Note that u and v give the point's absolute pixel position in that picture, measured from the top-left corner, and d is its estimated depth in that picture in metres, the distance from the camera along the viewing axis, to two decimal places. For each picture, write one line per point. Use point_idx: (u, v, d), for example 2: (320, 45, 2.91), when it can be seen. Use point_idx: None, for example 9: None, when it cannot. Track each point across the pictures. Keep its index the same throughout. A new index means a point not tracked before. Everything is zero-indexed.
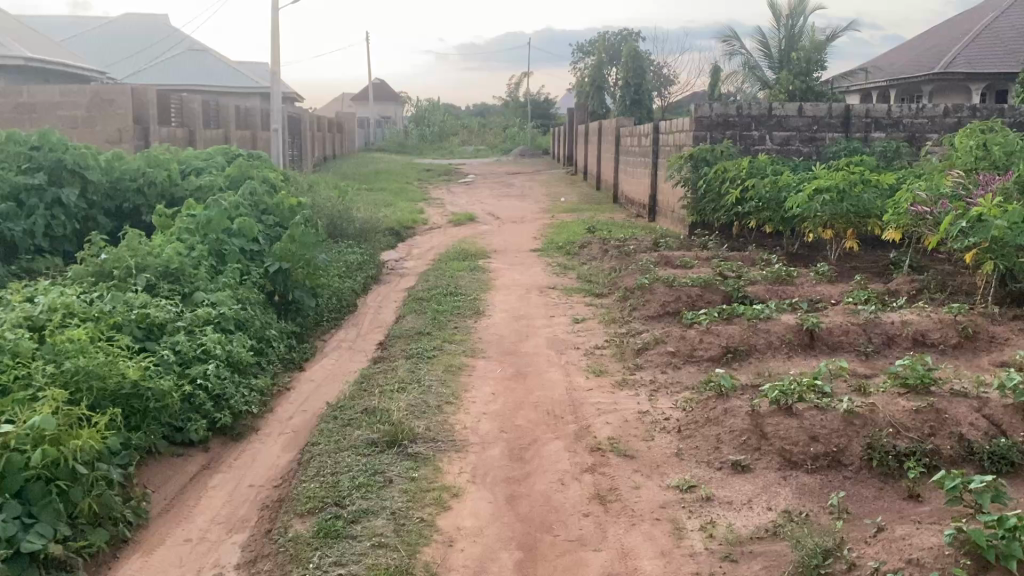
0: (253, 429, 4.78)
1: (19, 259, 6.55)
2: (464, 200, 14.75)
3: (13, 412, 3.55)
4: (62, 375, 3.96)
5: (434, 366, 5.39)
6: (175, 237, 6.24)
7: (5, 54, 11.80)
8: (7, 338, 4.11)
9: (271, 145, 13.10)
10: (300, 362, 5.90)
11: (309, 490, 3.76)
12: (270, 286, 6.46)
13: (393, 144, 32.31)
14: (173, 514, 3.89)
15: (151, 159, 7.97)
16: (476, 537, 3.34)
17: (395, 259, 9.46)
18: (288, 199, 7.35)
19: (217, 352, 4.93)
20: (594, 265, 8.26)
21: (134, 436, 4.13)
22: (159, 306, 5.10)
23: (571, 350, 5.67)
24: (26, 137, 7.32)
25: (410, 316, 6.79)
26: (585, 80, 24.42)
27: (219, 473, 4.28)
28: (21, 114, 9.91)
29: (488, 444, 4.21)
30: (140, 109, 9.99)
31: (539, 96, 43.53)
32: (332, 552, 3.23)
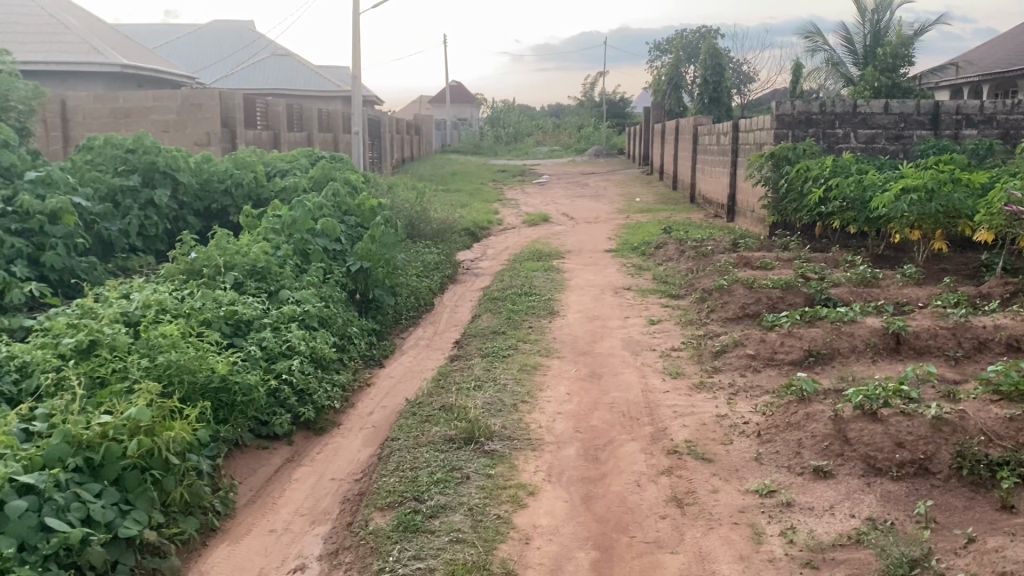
0: (335, 424, 4.91)
1: (115, 258, 6.83)
2: (538, 201, 14.80)
3: (111, 404, 3.72)
4: (155, 369, 4.13)
5: (509, 365, 5.43)
6: (262, 237, 6.44)
7: (102, 62, 12.32)
8: (105, 333, 4.31)
9: (352, 147, 13.39)
10: (380, 359, 6.03)
11: (388, 485, 3.84)
12: (352, 284, 6.62)
13: (468, 145, 32.58)
14: (259, 504, 4.02)
15: (238, 161, 8.24)
16: (553, 536, 3.36)
17: (471, 259, 9.56)
18: (368, 200, 7.50)
19: (301, 349, 5.08)
20: (670, 266, 8.19)
21: (222, 429, 4.29)
22: (246, 303, 5.28)
23: (647, 352, 5.64)
24: (121, 141, 7.60)
25: (486, 315, 6.85)
26: (662, 79, 24.22)
27: (303, 466, 4.41)
28: (118, 118, 10.18)
29: (564, 443, 4.22)
30: (228, 113, 10.37)
31: (615, 95, 43.32)
32: (411, 546, 3.29)
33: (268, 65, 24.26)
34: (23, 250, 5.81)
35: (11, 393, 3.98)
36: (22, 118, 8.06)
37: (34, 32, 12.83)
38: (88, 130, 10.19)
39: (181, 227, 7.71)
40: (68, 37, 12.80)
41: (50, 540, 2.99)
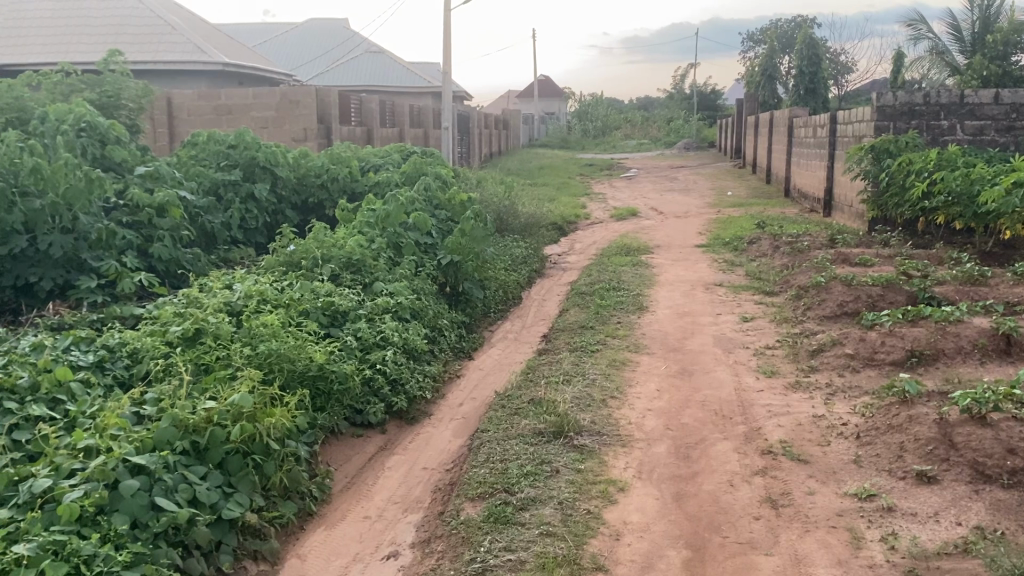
0: (426, 414, 4.98)
1: (218, 249, 7.08)
2: (626, 195, 14.67)
3: (216, 391, 3.88)
4: (257, 357, 4.28)
5: (598, 360, 5.41)
6: (357, 231, 6.60)
7: (205, 60, 12.74)
8: (209, 321, 4.50)
9: (442, 142, 13.56)
10: (469, 351, 6.09)
11: (479, 476, 3.88)
12: (442, 278, 6.70)
13: (555, 139, 32.52)
14: (354, 491, 4.12)
15: (334, 156, 8.44)
16: (643, 533, 3.33)
17: (558, 253, 9.55)
18: (459, 194, 7.57)
19: (394, 340, 5.18)
20: (764, 262, 8.01)
21: (320, 416, 4.42)
22: (342, 295, 5.42)
23: (740, 350, 5.53)
24: (224, 136, 7.89)
25: (574, 310, 6.84)
26: (756, 71, 23.68)
27: (396, 455, 4.49)
28: (220, 115, 10.54)
29: (654, 441, 4.18)
30: (324, 110, 10.63)
31: (706, 88, 42.57)
32: (502, 537, 3.32)
33: (361, 62, 24.72)
34: (133, 242, 6.10)
35: (123, 376, 4.18)
36: (133, 116, 8.46)
37: (143, 33, 13.50)
38: (193, 126, 10.59)
39: (279, 220, 7.95)
40: (174, 37, 13.35)
41: (160, 518, 3.14)
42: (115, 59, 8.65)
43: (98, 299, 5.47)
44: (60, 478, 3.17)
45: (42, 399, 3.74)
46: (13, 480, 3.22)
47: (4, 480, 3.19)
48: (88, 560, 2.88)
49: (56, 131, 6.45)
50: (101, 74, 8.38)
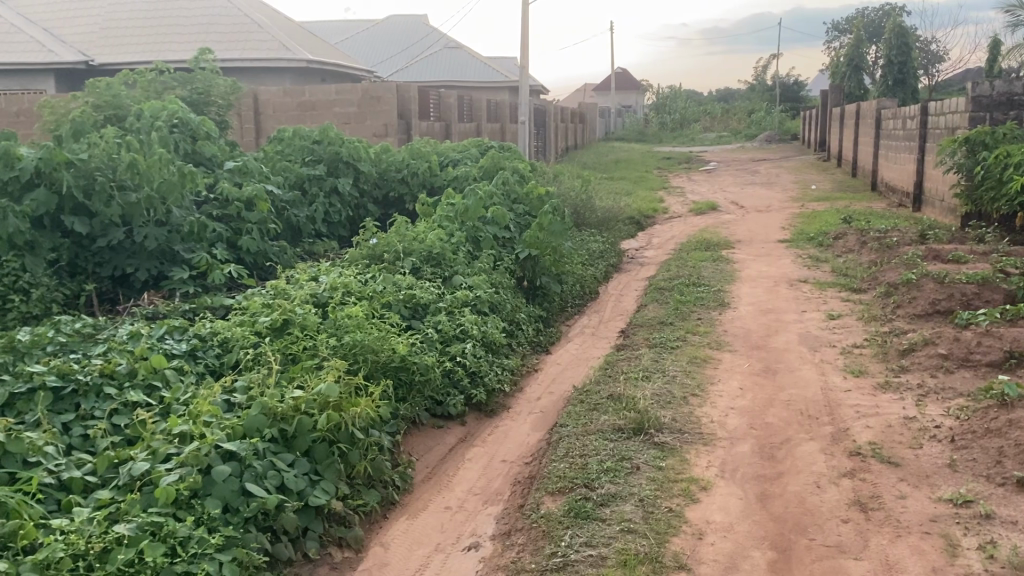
0: (505, 407, 5.01)
1: (302, 242, 7.25)
2: (705, 189, 14.45)
3: (302, 380, 3.99)
4: (342, 348, 4.38)
5: (679, 357, 5.34)
6: (437, 224, 6.68)
7: (290, 57, 13.02)
8: (296, 312, 4.61)
9: (519, 136, 13.57)
10: (547, 345, 6.09)
11: (559, 470, 3.87)
12: (520, 272, 6.71)
13: (632, 133, 32.23)
14: (435, 481, 4.17)
15: (415, 151, 8.53)
16: (727, 533, 3.28)
17: (636, 248, 9.47)
18: (537, 188, 7.57)
19: (474, 333, 5.22)
20: (850, 258, 7.78)
21: (402, 407, 4.48)
22: (423, 287, 5.49)
23: (826, 348, 5.38)
24: (309, 132, 8.08)
25: (653, 305, 6.76)
26: (840, 61, 23.02)
27: (475, 447, 4.53)
28: (304, 111, 10.76)
29: (737, 440, 4.11)
30: (404, 105, 10.77)
31: (788, 79, 41.58)
32: (583, 532, 3.32)
33: (440, 57, 24.94)
34: (223, 235, 6.29)
35: (214, 364, 4.32)
36: (222, 112, 8.73)
37: (231, 32, 13.89)
38: (278, 123, 10.84)
39: (362, 214, 8.09)
40: (260, 35, 13.71)
41: (251, 503, 3.24)
42: (205, 58, 8.93)
43: (190, 289, 5.66)
44: (157, 462, 3.30)
45: (138, 385, 3.90)
46: (113, 462, 3.36)
47: (106, 462, 3.33)
48: (184, 542, 3.00)
49: (152, 127, 6.71)
50: (192, 71, 8.65)
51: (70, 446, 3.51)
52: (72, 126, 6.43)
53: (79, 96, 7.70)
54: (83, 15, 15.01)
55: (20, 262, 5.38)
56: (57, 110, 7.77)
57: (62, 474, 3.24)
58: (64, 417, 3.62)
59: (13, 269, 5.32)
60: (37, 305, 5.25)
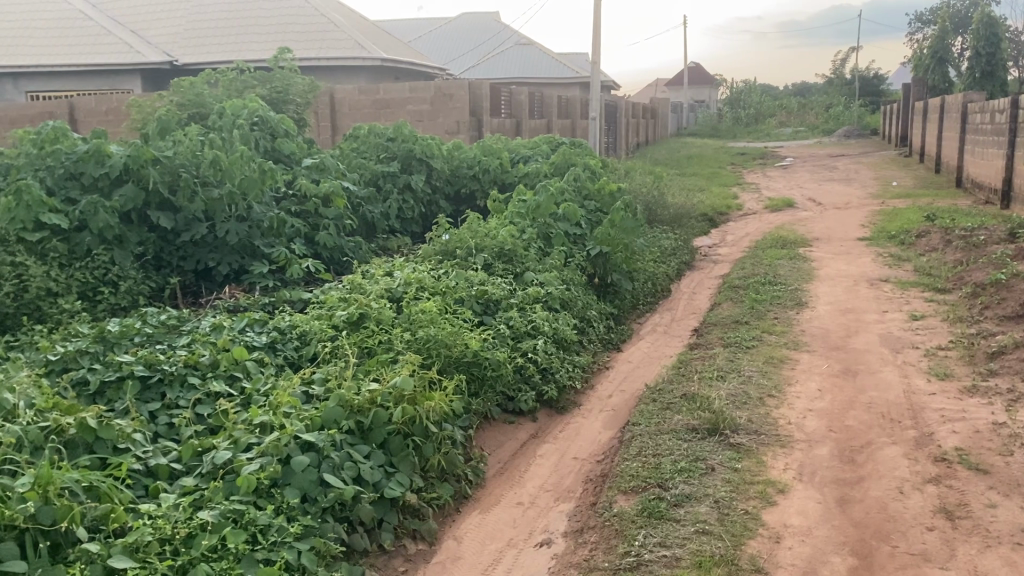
0: (577, 404, 5.00)
1: (377, 238, 7.36)
2: (781, 185, 14.17)
3: (378, 373, 4.05)
4: (416, 342, 4.44)
5: (754, 357, 5.24)
6: (509, 221, 6.71)
7: (364, 56, 13.21)
8: (372, 307, 4.69)
9: (589, 132, 13.51)
10: (618, 343, 6.05)
11: (632, 469, 3.85)
12: (592, 269, 6.68)
13: (705, 127, 31.84)
14: (507, 476, 4.19)
15: (486, 148, 8.56)
16: (805, 537, 3.21)
17: (709, 245, 9.33)
18: (609, 184, 7.51)
19: (545, 329, 5.23)
20: (935, 257, 7.52)
21: (474, 401, 4.51)
22: (495, 283, 5.53)
23: (909, 350, 5.22)
24: (384, 129, 8.22)
25: (727, 304, 6.66)
26: (924, 53, 22.30)
27: (547, 443, 4.53)
28: (378, 109, 10.90)
29: (816, 442, 4.02)
30: (476, 102, 10.84)
31: (868, 72, 40.43)
32: (657, 532, 3.28)
33: (513, 54, 25.00)
34: (301, 230, 6.44)
35: (293, 357, 4.42)
36: (300, 111, 8.93)
37: (309, 31, 14.16)
38: (353, 121, 11.02)
39: (434, 210, 8.17)
40: (336, 35, 13.95)
41: (328, 494, 3.32)
42: (285, 57, 9.14)
43: (269, 283, 5.80)
44: (239, 451, 3.39)
45: (221, 375, 4.02)
46: (197, 451, 3.47)
47: (190, 450, 3.43)
48: (264, 530, 3.08)
49: (233, 125, 6.89)
50: (272, 71, 8.86)
51: (156, 434, 3.63)
52: (159, 124, 6.66)
53: (165, 95, 7.96)
54: (169, 16, 15.51)
55: (110, 256, 5.58)
56: (145, 109, 8.06)
57: (150, 461, 3.35)
58: (151, 406, 3.75)
59: (103, 262, 5.53)
60: (126, 297, 5.43)
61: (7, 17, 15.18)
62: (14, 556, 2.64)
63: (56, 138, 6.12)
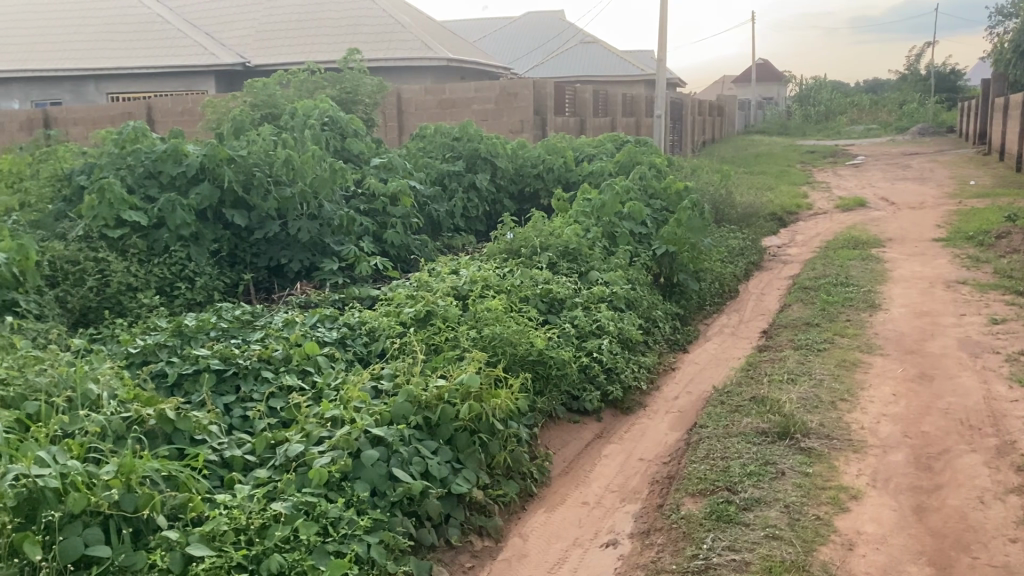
0: (642, 405, 4.96)
1: (442, 236, 7.43)
2: (853, 184, 13.84)
3: (445, 370, 4.09)
4: (482, 340, 4.47)
5: (825, 360, 5.13)
6: (573, 220, 6.71)
7: (430, 56, 13.33)
8: (438, 304, 4.73)
9: (654, 130, 13.39)
10: (684, 344, 5.98)
11: (699, 471, 3.81)
12: (657, 268, 6.61)
13: (773, 125, 31.28)
14: (572, 475, 4.18)
15: (551, 146, 8.55)
16: (880, 545, 3.14)
17: (778, 245, 9.17)
18: (675, 183, 7.41)
19: (610, 329, 5.20)
20: (1016, 259, 7.25)
21: (539, 400, 4.51)
22: (560, 282, 5.52)
23: (989, 355, 5.05)
24: (450, 129, 8.31)
25: (796, 305, 6.54)
26: (1005, 47, 21.51)
27: (612, 443, 4.51)
28: (444, 108, 10.99)
29: (891, 448, 3.92)
30: (540, 101, 10.83)
31: (944, 67, 39.18)
32: (725, 536, 3.24)
33: (578, 53, 24.96)
34: (370, 228, 6.54)
35: (362, 352, 4.49)
36: (369, 110, 9.06)
37: (376, 33, 14.36)
38: (419, 120, 11.15)
39: (499, 209, 8.20)
40: (404, 35, 14.11)
41: (397, 488, 3.37)
42: (354, 58, 9.30)
43: (339, 280, 5.89)
44: (311, 444, 3.47)
45: (293, 369, 4.11)
46: (271, 443, 3.55)
47: (264, 442, 3.51)
48: (335, 522, 3.14)
49: (304, 125, 7.05)
50: (342, 72, 9.01)
51: (231, 426, 3.73)
52: (233, 125, 6.84)
53: (239, 95, 8.18)
54: (242, 18, 15.90)
55: (186, 252, 5.75)
56: (220, 109, 8.28)
57: (225, 452, 3.44)
58: (226, 399, 3.85)
59: (180, 258, 5.69)
60: (202, 292, 5.57)
61: (90, 20, 15.74)
62: (99, 541, 2.74)
63: (137, 138, 6.34)
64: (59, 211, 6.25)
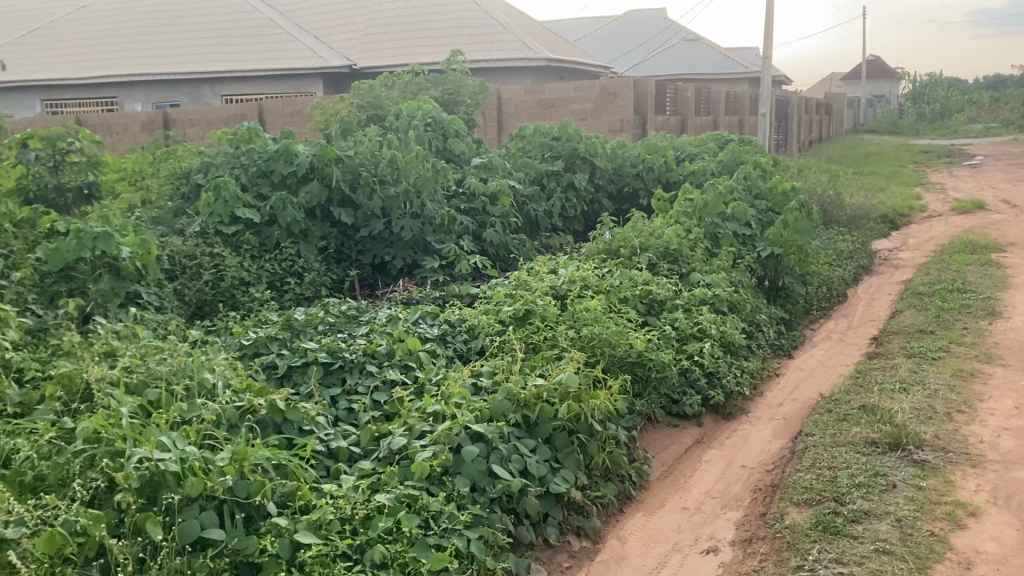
0: (745, 411, 4.86)
1: (540, 236, 7.45)
2: (971, 185, 13.19)
3: (544, 370, 4.10)
4: (580, 340, 4.46)
5: (941, 369, 4.91)
6: (674, 220, 6.62)
7: (530, 56, 13.38)
8: (537, 304, 4.75)
9: (758, 129, 13.07)
10: (789, 349, 5.83)
11: (805, 481, 3.70)
12: (761, 271, 6.45)
13: (884, 124, 30.05)
14: (671, 480, 4.13)
15: (651, 146, 8.46)
16: (1001, 566, 2.98)
17: (889, 248, 8.82)
18: (781, 183, 7.21)
19: (712, 332, 5.10)
20: None
21: (639, 402, 4.47)
22: (659, 284, 5.45)
23: None
24: (550, 129, 8.32)
25: (909, 311, 6.29)
26: None
27: (713, 449, 4.43)
28: (543, 108, 11.02)
29: (1013, 465, 3.72)
30: (641, 100, 10.72)
31: None
32: (832, 548, 3.14)
33: (679, 51, 24.62)
34: (469, 227, 6.61)
35: (462, 349, 4.55)
36: (470, 111, 9.16)
37: (478, 33, 14.52)
38: (519, 120, 11.21)
39: (597, 209, 8.16)
40: (505, 36, 14.22)
41: (496, 485, 3.41)
42: (456, 59, 9.42)
43: (440, 278, 5.98)
44: (413, 438, 3.54)
45: (396, 364, 4.19)
46: (375, 436, 3.64)
47: (368, 435, 3.60)
48: (436, 516, 3.20)
49: (408, 126, 7.21)
50: (444, 73, 9.14)
51: (337, 418, 3.84)
52: (340, 125, 7.04)
53: (346, 97, 8.40)
54: (349, 22, 16.31)
55: (296, 249, 5.95)
56: (327, 110, 8.52)
57: (331, 443, 3.54)
58: (332, 392, 3.96)
59: (290, 255, 5.89)
60: (310, 288, 5.75)
61: (207, 26, 16.42)
62: (214, 524, 2.87)
63: (250, 138, 6.61)
64: (178, 208, 6.56)
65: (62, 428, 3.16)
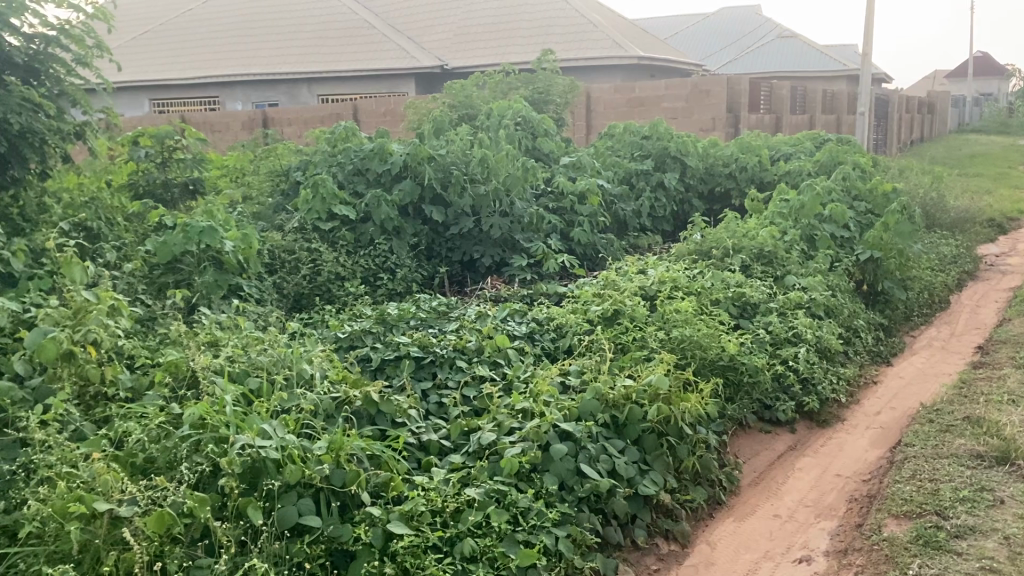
0: (840, 418, 4.73)
1: (629, 236, 7.38)
2: None
3: (633, 370, 4.07)
4: (670, 342, 4.41)
5: None
6: (769, 221, 6.48)
7: (621, 55, 13.28)
8: (626, 304, 4.73)
9: (857, 127, 12.67)
10: (888, 356, 5.64)
11: (904, 492, 3.57)
12: (860, 275, 6.25)
13: (992, 123, 28.74)
14: (763, 486, 4.06)
15: (745, 145, 8.27)
16: None
17: (997, 253, 8.44)
18: (882, 184, 6.98)
19: (808, 337, 4.97)
20: None
21: (730, 407, 4.40)
22: (752, 285, 5.35)
23: None
24: (640, 128, 8.26)
25: (1017, 320, 6.01)
26: None
27: (806, 456, 4.33)
28: (633, 107, 10.94)
29: None
30: (734, 99, 10.50)
31: None
32: (934, 563, 3.03)
33: (776, 49, 24.04)
34: (558, 226, 6.62)
35: (550, 348, 4.57)
36: (560, 110, 9.16)
37: (569, 32, 14.51)
38: (608, 119, 11.17)
39: (687, 208, 8.05)
40: (595, 35, 14.16)
41: (585, 484, 3.42)
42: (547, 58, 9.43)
43: (528, 276, 6.02)
44: (502, 433, 3.56)
45: (485, 360, 4.23)
46: (465, 431, 3.68)
47: (458, 429, 3.66)
48: (524, 512, 3.23)
49: (499, 125, 7.26)
50: (535, 72, 9.17)
51: (428, 411, 3.90)
52: (433, 124, 7.14)
53: (439, 96, 8.52)
54: (441, 23, 16.54)
55: (389, 245, 6.06)
56: (420, 110, 8.65)
57: (422, 436, 3.60)
58: (424, 385, 4.03)
59: (383, 251, 6.00)
60: (402, 283, 5.85)
61: (305, 27, 16.90)
62: (311, 511, 2.96)
63: (347, 136, 6.78)
64: (277, 204, 6.78)
65: (171, 413, 3.30)
